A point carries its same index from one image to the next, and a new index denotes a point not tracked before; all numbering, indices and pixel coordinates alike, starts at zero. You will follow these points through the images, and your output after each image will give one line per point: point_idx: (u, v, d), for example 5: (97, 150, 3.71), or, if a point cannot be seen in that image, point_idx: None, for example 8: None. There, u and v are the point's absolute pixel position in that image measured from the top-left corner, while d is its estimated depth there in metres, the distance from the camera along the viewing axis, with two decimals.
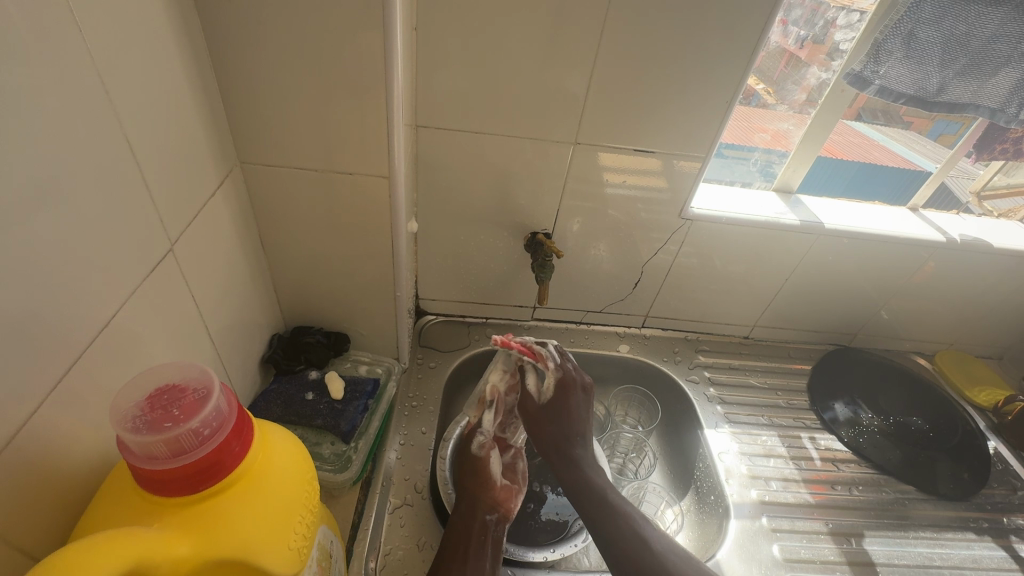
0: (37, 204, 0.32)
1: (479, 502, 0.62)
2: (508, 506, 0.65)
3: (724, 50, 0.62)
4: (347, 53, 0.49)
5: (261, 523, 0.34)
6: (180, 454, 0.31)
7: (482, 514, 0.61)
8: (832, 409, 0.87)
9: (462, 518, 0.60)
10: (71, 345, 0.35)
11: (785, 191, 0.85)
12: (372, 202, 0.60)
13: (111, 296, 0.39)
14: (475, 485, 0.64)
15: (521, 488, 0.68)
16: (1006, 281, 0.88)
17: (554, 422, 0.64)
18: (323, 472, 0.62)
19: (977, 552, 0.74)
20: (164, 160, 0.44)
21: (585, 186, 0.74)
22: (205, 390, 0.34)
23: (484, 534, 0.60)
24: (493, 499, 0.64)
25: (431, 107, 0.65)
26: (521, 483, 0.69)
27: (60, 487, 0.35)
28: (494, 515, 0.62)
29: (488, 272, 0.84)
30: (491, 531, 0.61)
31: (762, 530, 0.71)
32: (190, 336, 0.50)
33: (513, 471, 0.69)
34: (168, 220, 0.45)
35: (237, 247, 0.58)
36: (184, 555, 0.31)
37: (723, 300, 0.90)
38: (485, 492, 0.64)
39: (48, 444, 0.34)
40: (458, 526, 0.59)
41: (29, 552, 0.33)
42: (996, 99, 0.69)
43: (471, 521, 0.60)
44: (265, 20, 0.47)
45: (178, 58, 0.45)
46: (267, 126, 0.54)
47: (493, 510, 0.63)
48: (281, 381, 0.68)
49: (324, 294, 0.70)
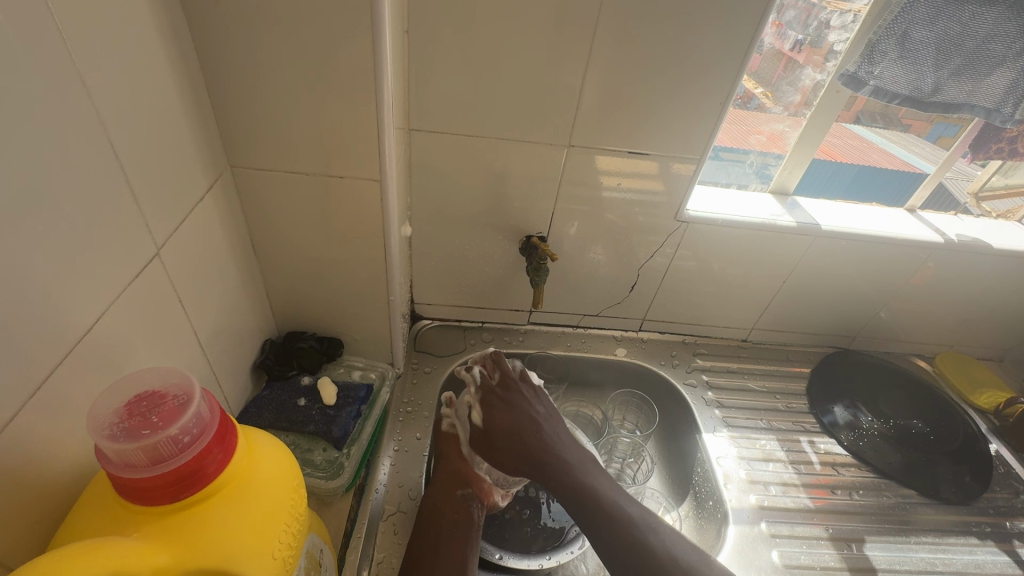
0: (18, 208, 0.31)
1: (449, 480, 0.63)
2: (485, 487, 0.64)
3: (717, 51, 0.62)
4: (336, 56, 0.49)
5: (243, 530, 0.34)
6: (160, 462, 0.31)
7: (454, 491, 0.62)
8: (832, 413, 0.86)
9: (432, 496, 0.62)
10: (53, 352, 0.35)
11: (780, 192, 0.84)
12: (363, 206, 0.60)
13: (96, 301, 0.38)
14: (446, 462, 0.65)
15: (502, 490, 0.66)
16: (1005, 281, 0.87)
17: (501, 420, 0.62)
18: (314, 479, 0.62)
19: (980, 557, 0.73)
20: (150, 164, 0.43)
21: (580, 189, 0.74)
22: (185, 396, 0.34)
23: (457, 512, 0.60)
24: (468, 475, 0.64)
25: (423, 110, 0.65)
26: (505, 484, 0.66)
27: (41, 494, 0.35)
28: (467, 491, 0.63)
29: (484, 275, 0.84)
30: (467, 508, 0.61)
31: (761, 536, 0.70)
32: (178, 341, 0.49)
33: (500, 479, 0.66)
34: (155, 225, 0.44)
35: (227, 251, 0.57)
36: (165, 564, 0.30)
37: (721, 303, 0.90)
38: (457, 467, 0.64)
39: (27, 451, 0.33)
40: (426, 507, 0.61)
41: (6, 561, 0.33)
42: (992, 98, 0.69)
43: (443, 500, 0.61)
44: (251, 22, 0.46)
45: (165, 61, 0.44)
46: (258, 129, 0.53)
47: (466, 486, 0.63)
48: (273, 387, 0.67)
49: (317, 299, 0.69)
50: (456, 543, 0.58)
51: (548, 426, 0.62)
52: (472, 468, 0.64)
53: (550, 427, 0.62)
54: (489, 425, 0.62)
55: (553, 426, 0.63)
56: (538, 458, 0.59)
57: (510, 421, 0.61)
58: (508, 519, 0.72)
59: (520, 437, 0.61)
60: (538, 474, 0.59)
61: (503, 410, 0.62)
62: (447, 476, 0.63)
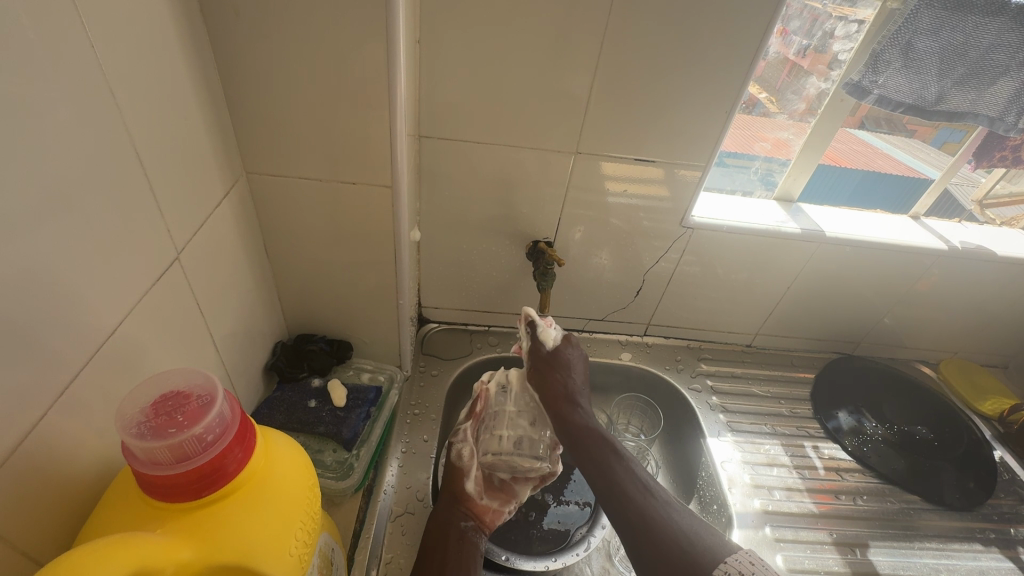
0: (46, 213, 0.33)
1: (454, 508, 0.62)
2: (487, 519, 0.64)
3: (723, 58, 0.63)
4: (351, 64, 0.50)
5: (261, 530, 0.34)
6: (184, 460, 0.32)
7: (458, 520, 0.61)
8: (836, 418, 0.87)
9: (438, 521, 0.61)
10: (77, 355, 0.36)
11: (785, 200, 0.85)
12: (375, 212, 0.61)
13: (118, 305, 0.39)
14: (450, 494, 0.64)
15: (509, 506, 0.66)
16: (1009, 288, 0.87)
17: (554, 372, 0.68)
18: (325, 480, 0.63)
19: (985, 564, 0.73)
20: (171, 169, 0.45)
21: (588, 195, 0.74)
22: (209, 396, 0.35)
23: (461, 541, 0.60)
24: (472, 508, 0.63)
25: (433, 117, 0.66)
26: (512, 499, 0.66)
27: (67, 493, 0.36)
28: (471, 522, 0.62)
29: (491, 280, 0.85)
30: (469, 539, 0.60)
31: (765, 540, 0.70)
32: (195, 341, 0.50)
33: (507, 490, 0.67)
34: (174, 229, 0.46)
35: (242, 255, 0.59)
36: (188, 560, 0.31)
37: (726, 308, 0.90)
38: (462, 501, 0.63)
39: (54, 450, 0.35)
40: (432, 534, 0.60)
41: (34, 557, 0.34)
42: (995, 108, 0.70)
43: (448, 526, 0.60)
44: (268, 31, 0.48)
45: (186, 69, 0.46)
46: (272, 135, 0.55)
47: (470, 517, 0.62)
48: (284, 388, 0.68)
49: (328, 303, 0.70)
50: (458, 568, 0.57)
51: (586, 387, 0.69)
52: (477, 499, 0.64)
53: (584, 385, 0.69)
54: (551, 357, 0.70)
55: (586, 390, 0.69)
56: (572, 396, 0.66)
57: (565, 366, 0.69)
58: (514, 521, 0.72)
59: (566, 377, 0.68)
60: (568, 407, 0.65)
61: (563, 357, 0.70)
62: (450, 508, 0.62)
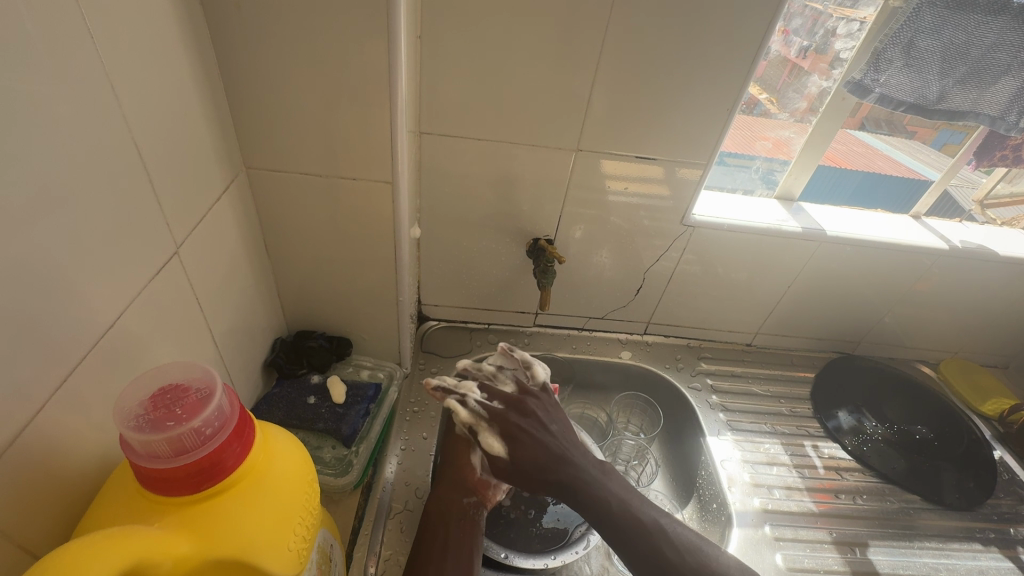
0: (47, 205, 0.33)
1: (456, 485, 0.63)
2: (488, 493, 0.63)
3: (724, 56, 0.63)
4: (351, 60, 0.50)
5: (260, 523, 0.34)
6: (183, 453, 0.32)
7: (459, 497, 0.61)
8: (836, 418, 0.87)
9: (440, 499, 0.61)
10: (75, 348, 0.36)
11: (786, 199, 0.85)
12: (376, 208, 0.60)
13: (117, 298, 0.39)
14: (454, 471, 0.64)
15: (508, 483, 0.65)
16: (1010, 288, 0.87)
17: (530, 473, 0.54)
18: (324, 476, 0.63)
19: (984, 563, 0.73)
20: (170, 164, 0.45)
21: (588, 194, 0.74)
22: (207, 390, 0.35)
23: (463, 516, 0.60)
24: (473, 483, 0.63)
25: (434, 114, 0.66)
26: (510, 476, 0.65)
27: (66, 487, 0.36)
28: (472, 498, 0.62)
29: (491, 277, 0.85)
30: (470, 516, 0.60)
31: (764, 538, 0.70)
32: (193, 336, 0.50)
33: None
34: (174, 223, 0.45)
35: (242, 251, 0.58)
36: (185, 553, 0.31)
37: (727, 307, 0.90)
38: (465, 475, 0.64)
39: (52, 444, 0.34)
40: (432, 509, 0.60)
41: (33, 552, 0.34)
42: (996, 107, 0.70)
43: (449, 502, 0.61)
44: (268, 26, 0.48)
45: (186, 63, 0.45)
46: (273, 131, 0.54)
47: (471, 493, 0.62)
48: (283, 384, 0.68)
49: (328, 299, 0.70)
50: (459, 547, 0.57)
51: (566, 440, 0.56)
52: (477, 473, 0.63)
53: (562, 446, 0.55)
54: (511, 460, 0.54)
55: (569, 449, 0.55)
56: (559, 480, 0.53)
57: (529, 454, 0.54)
58: (514, 519, 0.72)
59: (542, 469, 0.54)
60: (565, 496, 0.54)
61: (520, 448, 0.54)
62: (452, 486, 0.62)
